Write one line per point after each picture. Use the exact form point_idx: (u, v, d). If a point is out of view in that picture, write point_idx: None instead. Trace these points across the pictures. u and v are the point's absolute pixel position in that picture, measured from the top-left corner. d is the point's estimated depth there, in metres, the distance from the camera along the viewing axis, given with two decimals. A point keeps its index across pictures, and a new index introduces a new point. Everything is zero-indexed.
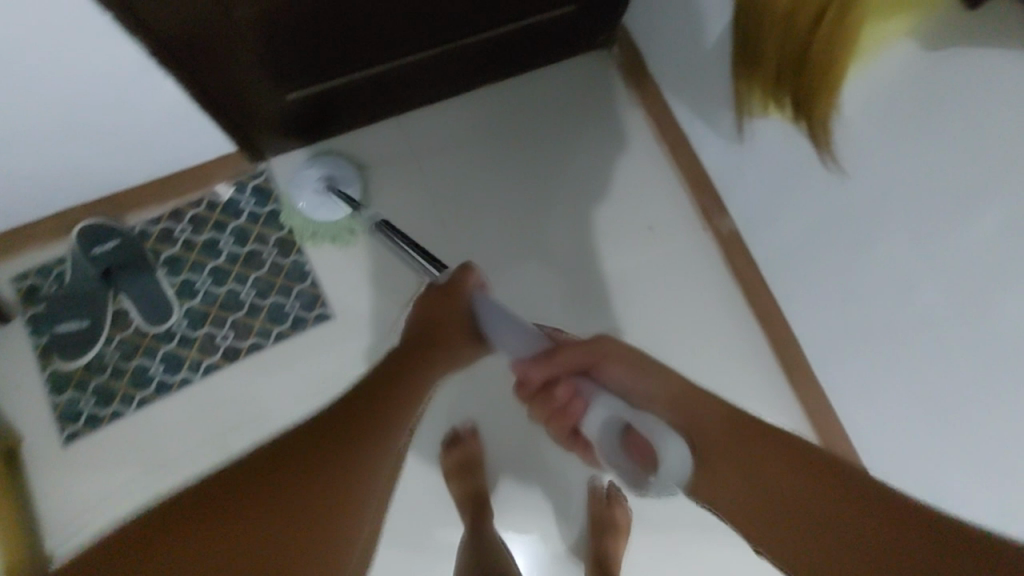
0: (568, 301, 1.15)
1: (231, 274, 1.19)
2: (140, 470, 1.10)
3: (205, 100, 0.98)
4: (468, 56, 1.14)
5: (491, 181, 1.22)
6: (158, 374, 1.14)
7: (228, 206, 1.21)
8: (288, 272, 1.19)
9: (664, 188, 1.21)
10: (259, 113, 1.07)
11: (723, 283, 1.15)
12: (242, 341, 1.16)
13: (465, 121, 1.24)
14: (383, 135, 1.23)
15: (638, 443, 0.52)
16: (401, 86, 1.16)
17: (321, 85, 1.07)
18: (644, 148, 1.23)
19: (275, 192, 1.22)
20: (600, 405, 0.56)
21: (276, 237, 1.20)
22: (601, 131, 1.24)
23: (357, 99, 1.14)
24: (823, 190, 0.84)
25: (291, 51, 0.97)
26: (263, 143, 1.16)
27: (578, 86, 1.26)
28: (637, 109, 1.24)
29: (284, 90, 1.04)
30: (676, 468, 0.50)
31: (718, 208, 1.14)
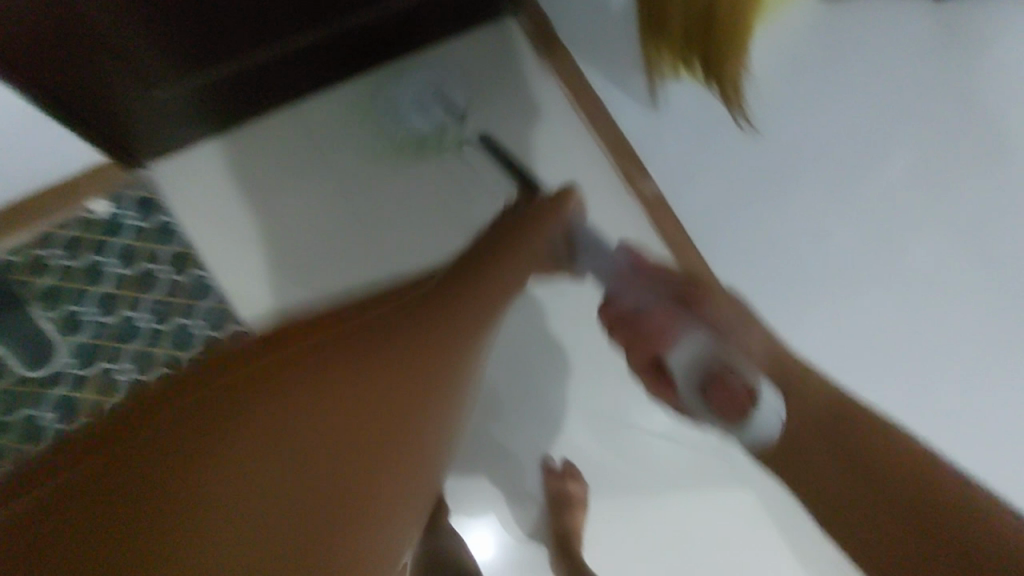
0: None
1: (123, 299, 1.06)
2: None
3: (55, 108, 0.84)
4: (362, 35, 1.04)
5: (409, 168, 1.17)
6: (51, 422, 1.01)
7: (107, 223, 1.07)
8: (189, 290, 1.08)
9: (585, 157, 1.18)
10: (127, 117, 0.94)
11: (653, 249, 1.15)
12: (146, 372, 1.05)
13: (371, 105, 1.16)
14: (281, 128, 1.13)
15: (723, 394, 0.57)
16: (290, 73, 1.05)
17: (200, 78, 0.95)
18: (562, 119, 1.20)
19: (160, 202, 1.08)
20: (693, 338, 0.58)
21: (170, 252, 1.08)
22: (514, 104, 1.20)
23: (241, 90, 1.03)
24: (739, 149, 0.84)
25: (153, 43, 0.84)
26: (137, 148, 1.02)
27: (488, 58, 1.21)
28: (551, 79, 1.20)
29: (151, 88, 0.91)
30: (766, 419, 0.54)
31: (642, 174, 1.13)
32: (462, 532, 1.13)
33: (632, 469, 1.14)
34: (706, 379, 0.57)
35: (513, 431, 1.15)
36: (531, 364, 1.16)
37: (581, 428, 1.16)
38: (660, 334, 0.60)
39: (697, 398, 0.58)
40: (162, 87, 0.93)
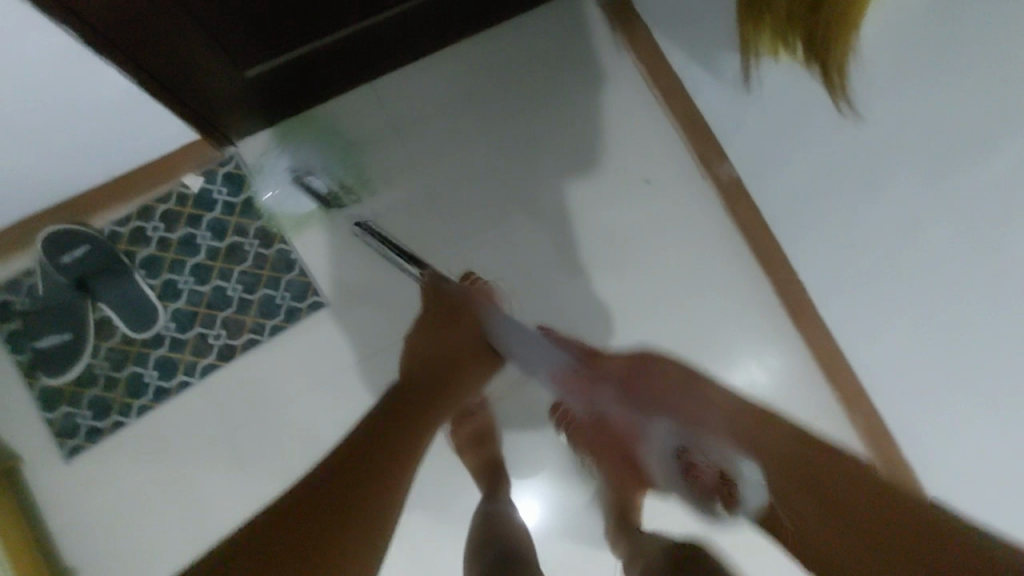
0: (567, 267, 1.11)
1: (214, 269, 1.13)
2: (148, 474, 1.08)
3: (152, 86, 0.88)
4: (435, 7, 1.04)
5: (478, 146, 1.15)
6: (153, 380, 1.10)
7: (200, 197, 1.13)
8: (273, 262, 1.14)
9: (663, 139, 1.15)
10: (217, 97, 0.98)
11: (725, 235, 1.12)
12: (235, 338, 1.12)
13: (442, 82, 1.16)
14: (357, 105, 1.15)
15: (697, 485, 0.79)
16: (367, 49, 1.06)
17: (284, 55, 0.98)
18: (637, 95, 1.16)
19: (247, 179, 1.14)
20: (662, 434, 0.83)
21: (256, 226, 1.14)
22: (592, 82, 1.17)
23: (322, 69, 1.05)
24: (835, 136, 0.80)
25: (236, 18, 0.87)
26: (228, 128, 1.07)
27: (562, 31, 1.17)
28: (627, 53, 1.17)
29: (237, 66, 0.95)
30: (751, 481, 0.68)
31: (718, 155, 1.09)
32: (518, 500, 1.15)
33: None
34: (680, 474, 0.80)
35: None
36: None
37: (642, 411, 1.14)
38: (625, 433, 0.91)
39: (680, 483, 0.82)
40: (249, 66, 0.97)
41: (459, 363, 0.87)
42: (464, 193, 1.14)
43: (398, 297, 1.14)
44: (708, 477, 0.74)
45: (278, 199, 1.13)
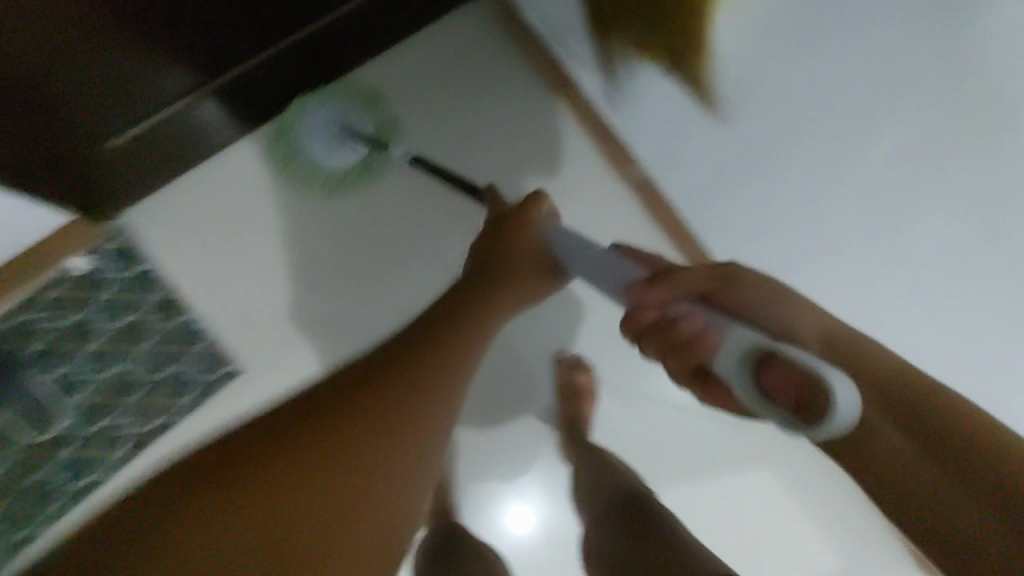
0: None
1: (117, 353, 1.03)
2: None
3: (13, 181, 0.85)
4: (302, 53, 1.01)
5: (382, 188, 1.11)
6: (63, 485, 1.00)
7: (90, 278, 1.03)
8: (179, 336, 1.06)
9: (564, 154, 1.18)
10: (85, 174, 0.94)
11: (643, 235, 1.18)
12: (149, 424, 1.03)
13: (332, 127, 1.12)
14: (249, 161, 1.09)
15: (778, 373, 0.44)
16: (240, 104, 1.02)
17: (145, 120, 0.94)
18: (544, 111, 1.17)
19: (138, 251, 1.05)
20: (739, 334, 0.48)
21: (156, 300, 1.05)
22: (490, 105, 1.17)
23: (199, 129, 1.01)
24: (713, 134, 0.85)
25: (88, 100, 0.85)
26: (108, 199, 1.02)
27: (451, 59, 1.16)
28: (528, 72, 1.17)
29: (96, 141, 0.91)
30: (845, 400, 0.41)
31: (630, 159, 1.12)
32: (474, 521, 1.04)
33: (654, 453, 1.07)
34: (756, 367, 0.46)
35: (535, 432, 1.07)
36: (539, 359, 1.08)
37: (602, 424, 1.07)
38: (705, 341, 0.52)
39: (751, 392, 0.46)
40: (111, 137, 0.93)
41: (500, 296, 0.70)
42: (372, 235, 1.11)
43: (322, 353, 1.08)
44: (773, 347, 0.45)
45: (321, 153, 1.06)
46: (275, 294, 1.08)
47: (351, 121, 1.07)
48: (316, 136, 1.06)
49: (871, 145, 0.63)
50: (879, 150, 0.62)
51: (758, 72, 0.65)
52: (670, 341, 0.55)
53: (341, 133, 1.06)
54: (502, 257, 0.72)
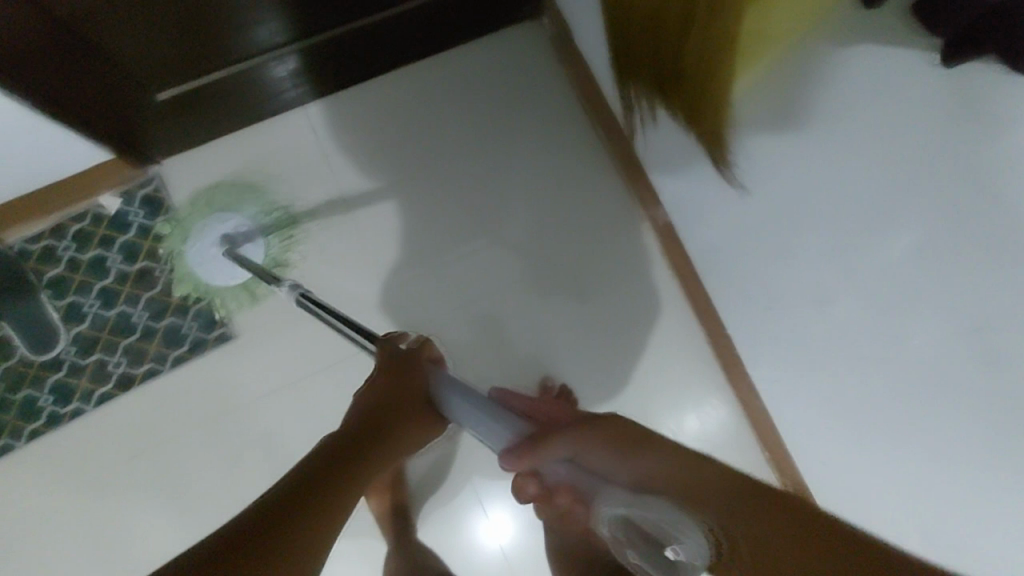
0: (479, 312, 1.06)
1: (121, 294, 1.04)
2: (39, 511, 0.99)
3: (74, 118, 0.86)
4: (348, 42, 1.02)
5: (396, 191, 1.09)
6: (48, 406, 1.01)
7: (116, 219, 1.05)
8: (183, 290, 1.06)
9: (596, 179, 1.10)
10: (134, 120, 0.95)
11: (660, 281, 1.06)
12: (135, 367, 1.04)
13: (362, 113, 1.10)
14: (284, 133, 1.09)
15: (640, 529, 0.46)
16: (278, 82, 1.04)
17: (215, 72, 0.97)
18: (572, 132, 1.11)
19: (167, 202, 1.06)
20: (606, 502, 0.49)
21: (169, 252, 1.06)
22: (525, 120, 1.11)
23: (236, 97, 1.03)
24: (733, 204, 0.78)
25: (155, 45, 0.87)
26: (149, 145, 1.01)
27: (498, 68, 1.12)
28: (562, 92, 1.12)
29: (146, 85, 0.93)
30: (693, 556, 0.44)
31: (654, 199, 1.04)
32: (449, 527, 1.03)
33: None
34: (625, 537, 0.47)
35: (503, 461, 1.06)
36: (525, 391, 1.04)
37: None
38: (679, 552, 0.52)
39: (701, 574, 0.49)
40: (161, 89, 0.95)
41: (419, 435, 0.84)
42: (372, 231, 1.08)
43: (307, 337, 1.06)
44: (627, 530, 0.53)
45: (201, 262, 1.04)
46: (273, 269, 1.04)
47: (239, 245, 1.04)
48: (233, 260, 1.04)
49: (890, 240, 0.58)
50: (895, 249, 0.57)
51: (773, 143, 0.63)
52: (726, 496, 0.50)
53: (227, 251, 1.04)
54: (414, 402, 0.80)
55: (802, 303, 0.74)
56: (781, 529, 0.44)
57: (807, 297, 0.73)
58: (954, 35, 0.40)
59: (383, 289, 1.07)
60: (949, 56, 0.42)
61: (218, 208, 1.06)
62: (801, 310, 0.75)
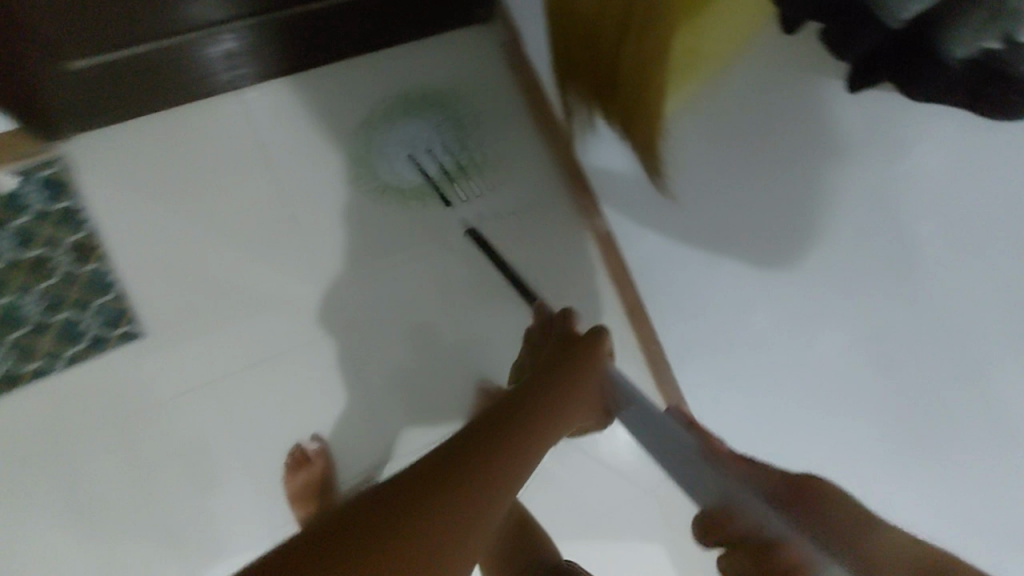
0: (421, 312, 1.07)
1: (12, 283, 0.93)
2: None
3: None
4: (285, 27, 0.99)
5: (340, 184, 1.06)
6: None
7: (11, 199, 0.94)
8: (87, 283, 0.95)
9: (541, 185, 1.13)
10: (38, 87, 0.87)
11: (599, 289, 1.12)
12: (24, 364, 0.92)
13: (304, 103, 1.06)
14: (215, 119, 1.03)
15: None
16: (208, 64, 0.98)
17: (138, 44, 0.90)
18: (517, 136, 1.13)
19: (72, 185, 0.96)
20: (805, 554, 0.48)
21: (73, 240, 0.95)
22: (472, 121, 1.11)
23: (159, 73, 0.95)
24: (660, 213, 0.82)
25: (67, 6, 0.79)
26: (56, 118, 0.92)
27: (446, 68, 1.12)
28: (510, 98, 1.14)
29: (58, 49, 0.84)
30: None
31: (596, 209, 1.08)
32: None
33: (564, 508, 1.06)
34: None
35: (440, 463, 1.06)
36: (455, 394, 1.07)
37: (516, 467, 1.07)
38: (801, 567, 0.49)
39: None
40: (77, 54, 0.86)
41: (556, 419, 0.66)
42: (311, 225, 1.04)
43: (233, 336, 1.00)
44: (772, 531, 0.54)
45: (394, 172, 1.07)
46: (204, 257, 1.00)
47: (419, 155, 1.08)
48: (400, 165, 1.07)
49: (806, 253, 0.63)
50: (809, 261, 0.62)
51: (700, 168, 0.67)
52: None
53: (408, 158, 1.07)
54: (562, 384, 0.70)
55: (726, 308, 0.80)
56: None
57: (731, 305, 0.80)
58: (866, 70, 0.43)
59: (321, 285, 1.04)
60: (854, 84, 0.46)
61: (427, 120, 1.09)
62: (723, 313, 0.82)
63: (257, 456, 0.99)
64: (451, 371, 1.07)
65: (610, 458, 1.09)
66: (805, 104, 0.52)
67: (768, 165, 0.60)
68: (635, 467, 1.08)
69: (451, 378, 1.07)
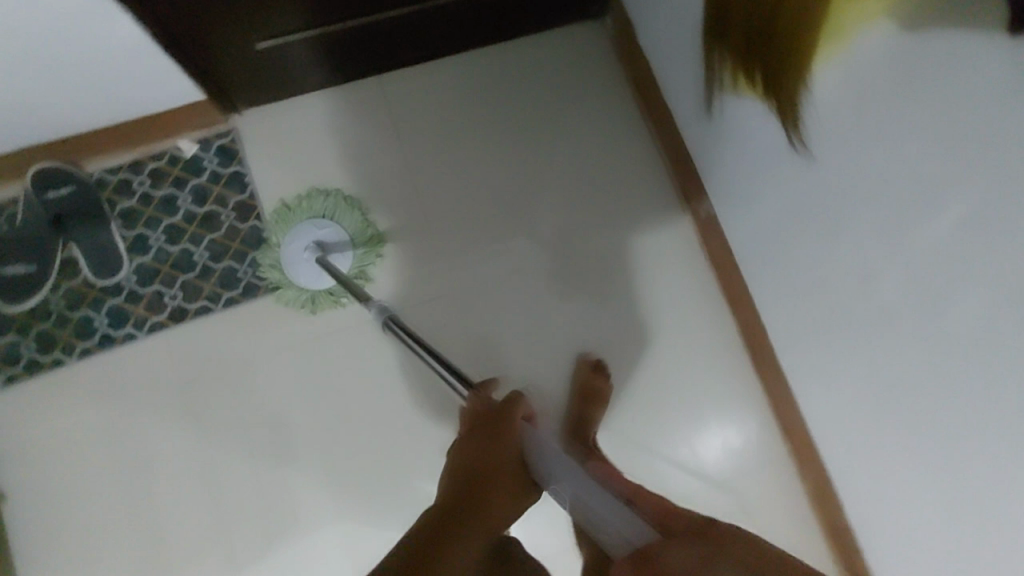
0: (532, 285, 1.12)
1: (187, 232, 1.08)
2: (96, 422, 1.03)
3: (164, 41, 0.89)
4: (438, 18, 1.08)
5: (461, 163, 1.16)
6: (103, 327, 1.05)
7: (190, 162, 1.10)
8: (244, 237, 1.09)
9: (649, 171, 1.17)
10: (225, 62, 1.00)
11: (701, 274, 1.14)
12: (190, 302, 1.07)
13: (435, 87, 1.17)
14: (359, 98, 1.15)
15: None
16: (368, 48, 1.09)
17: (312, 30, 1.00)
18: (627, 123, 1.19)
19: (239, 152, 1.11)
20: None
21: (237, 200, 1.10)
22: (584, 109, 1.19)
23: (326, 55, 1.07)
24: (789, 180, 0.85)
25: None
26: (234, 90, 1.06)
27: (564, 59, 1.20)
28: (622, 88, 1.20)
29: (248, 31, 0.96)
30: None
31: (700, 194, 1.12)
32: None
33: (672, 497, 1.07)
34: None
35: None
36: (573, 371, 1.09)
37: (620, 449, 1.09)
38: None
39: None
40: (263, 37, 0.98)
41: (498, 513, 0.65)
42: (434, 198, 1.14)
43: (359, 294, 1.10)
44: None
45: (292, 265, 1.05)
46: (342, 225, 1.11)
47: (323, 246, 1.06)
48: (306, 266, 1.05)
49: (939, 214, 0.64)
50: (944, 220, 0.63)
51: (844, 118, 0.70)
52: None
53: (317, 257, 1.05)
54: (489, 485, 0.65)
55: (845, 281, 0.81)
56: None
57: (854, 281, 0.80)
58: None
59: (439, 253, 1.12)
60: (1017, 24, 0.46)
61: (314, 210, 1.07)
62: (839, 285, 0.83)
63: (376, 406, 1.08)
64: (564, 344, 1.11)
65: (695, 461, 1.09)
66: (959, 47, 0.54)
67: (923, 121, 0.61)
68: (738, 461, 1.09)
69: (569, 355, 1.10)
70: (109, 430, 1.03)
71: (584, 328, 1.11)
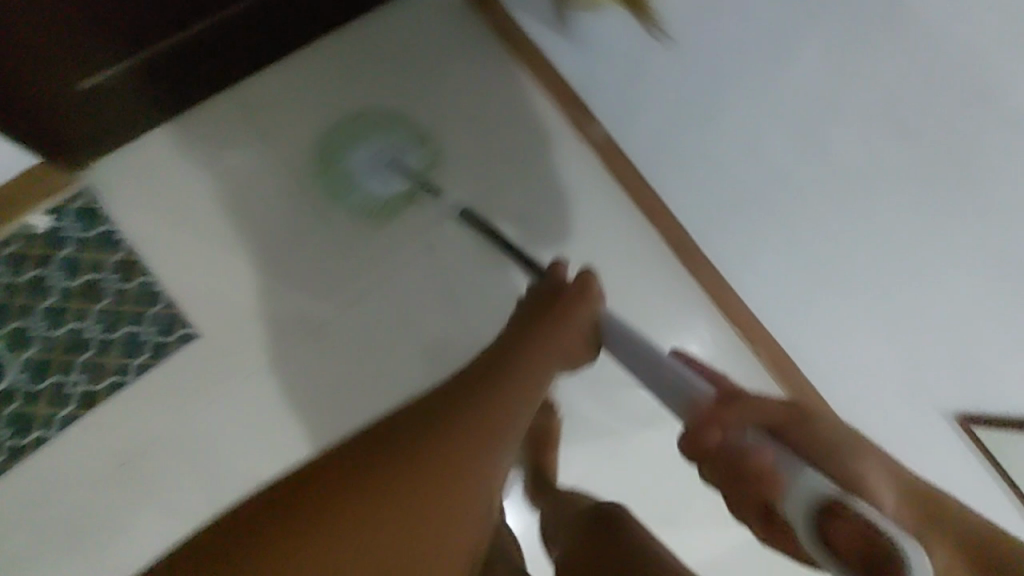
0: (460, 255, 1.09)
1: (69, 311, 0.98)
2: (31, 546, 0.92)
3: None
4: (275, 13, 1.01)
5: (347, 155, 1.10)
6: (4, 441, 0.93)
7: (49, 236, 0.99)
8: (136, 296, 1.00)
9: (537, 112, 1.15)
10: (54, 117, 0.91)
11: (617, 196, 1.15)
12: (97, 383, 0.97)
13: (296, 85, 1.10)
14: (218, 117, 1.07)
15: (844, 529, 0.45)
16: (212, 63, 1.02)
17: (138, 56, 0.93)
18: (502, 70, 1.16)
19: (102, 210, 1.01)
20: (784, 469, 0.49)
21: (115, 260, 1.00)
22: (455, 66, 1.15)
23: (167, 81, 0.99)
24: None
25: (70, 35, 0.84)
26: (77, 144, 0.97)
27: (420, 23, 1.16)
28: (487, 36, 1.17)
29: (65, 74, 0.88)
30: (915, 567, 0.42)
31: (592, 120, 1.12)
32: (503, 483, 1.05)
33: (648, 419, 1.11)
34: (817, 522, 0.46)
35: None
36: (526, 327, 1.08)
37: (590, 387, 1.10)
38: (779, 486, 0.49)
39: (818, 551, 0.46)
40: (84, 76, 0.90)
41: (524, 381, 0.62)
42: (332, 196, 1.08)
43: (285, 317, 1.04)
44: (844, 499, 0.45)
45: (366, 171, 1.08)
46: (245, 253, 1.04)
47: (395, 162, 1.09)
48: (382, 180, 1.08)
49: None
50: None
51: None
52: (906, 492, 0.47)
53: (386, 165, 1.09)
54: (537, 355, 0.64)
55: None
56: (914, 513, 0.46)
57: None
58: None
59: (355, 251, 1.07)
60: None
61: (377, 133, 1.09)
62: None
63: (337, 426, 1.02)
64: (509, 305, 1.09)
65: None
66: None
67: None
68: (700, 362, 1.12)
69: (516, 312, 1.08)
70: (48, 549, 0.92)
71: (522, 283, 1.09)
